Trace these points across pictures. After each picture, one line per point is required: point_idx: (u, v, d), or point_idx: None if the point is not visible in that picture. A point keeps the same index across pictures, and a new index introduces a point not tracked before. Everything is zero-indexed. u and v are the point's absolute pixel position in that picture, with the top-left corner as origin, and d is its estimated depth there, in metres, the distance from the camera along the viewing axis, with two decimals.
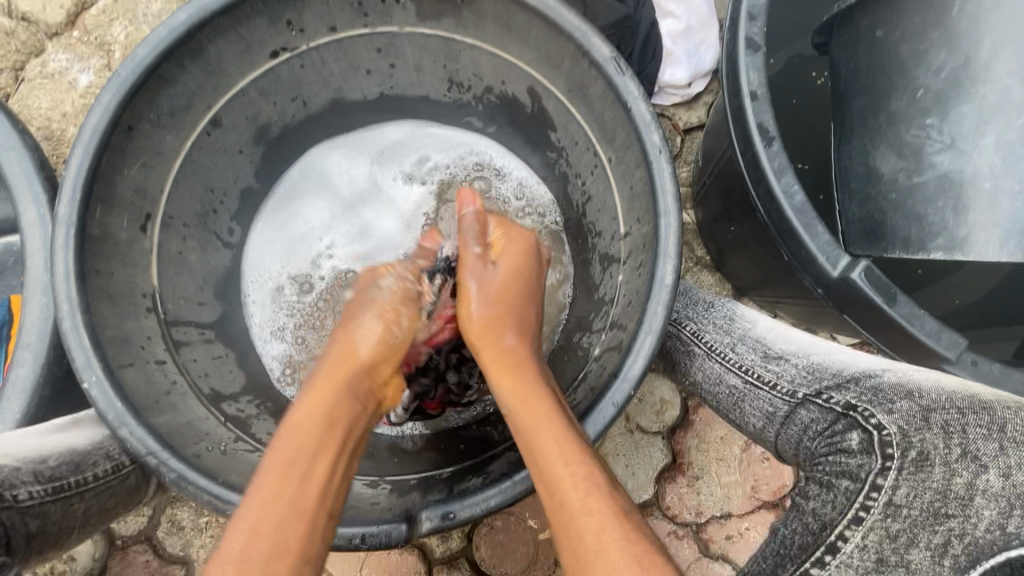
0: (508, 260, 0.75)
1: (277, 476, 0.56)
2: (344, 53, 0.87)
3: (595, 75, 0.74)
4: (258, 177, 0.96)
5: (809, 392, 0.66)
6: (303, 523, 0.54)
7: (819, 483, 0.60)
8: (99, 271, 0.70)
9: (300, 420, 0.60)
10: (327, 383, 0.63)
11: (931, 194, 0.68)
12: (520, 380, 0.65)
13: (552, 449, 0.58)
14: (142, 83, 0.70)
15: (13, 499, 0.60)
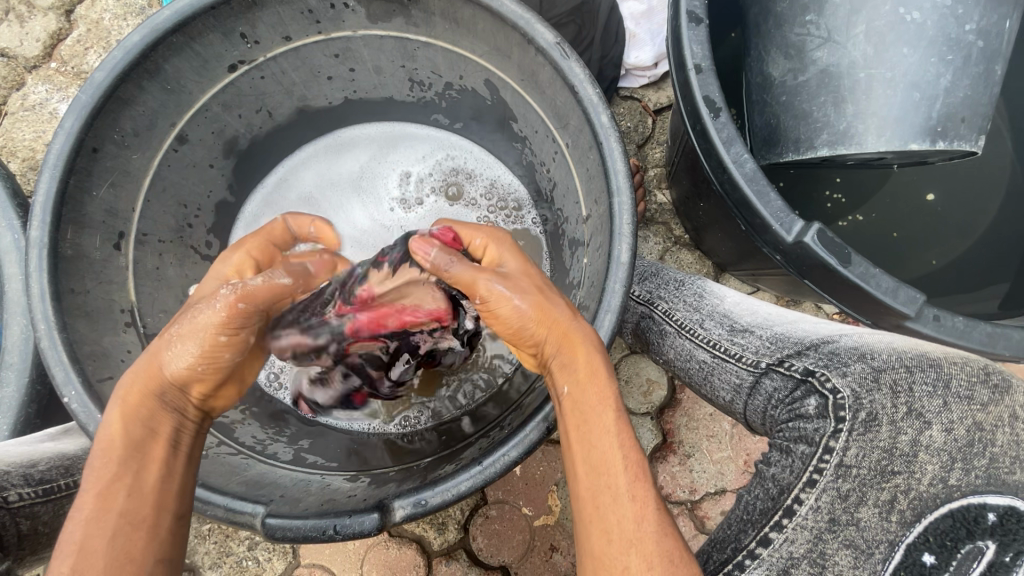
0: (514, 260, 0.64)
1: (99, 494, 0.51)
2: (302, 61, 0.89)
3: (542, 62, 0.75)
4: (231, 190, 0.98)
5: (772, 360, 0.61)
6: (139, 533, 0.51)
7: (779, 450, 0.55)
8: (74, 290, 0.72)
9: (112, 432, 0.54)
10: (140, 394, 0.56)
11: (815, 90, 0.79)
12: (587, 356, 0.57)
13: (609, 432, 0.55)
14: (102, 106, 0.73)
15: (3, 501, 0.62)
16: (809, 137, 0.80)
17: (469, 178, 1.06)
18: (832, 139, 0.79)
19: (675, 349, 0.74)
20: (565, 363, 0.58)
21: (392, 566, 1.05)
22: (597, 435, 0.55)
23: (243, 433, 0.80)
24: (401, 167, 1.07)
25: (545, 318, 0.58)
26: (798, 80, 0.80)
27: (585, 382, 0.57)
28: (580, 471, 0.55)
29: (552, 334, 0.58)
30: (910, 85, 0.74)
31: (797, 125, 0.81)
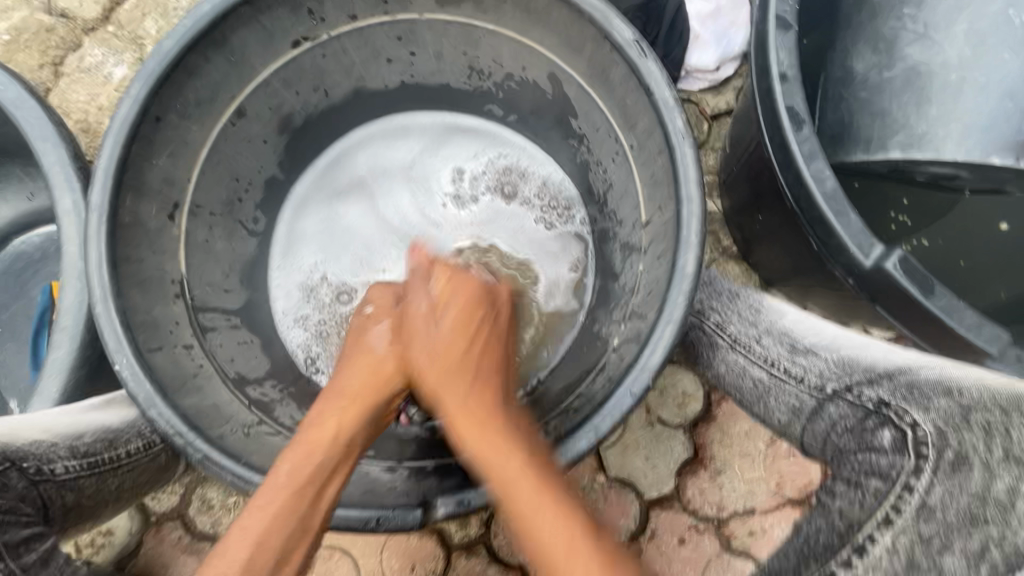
0: (449, 318, 0.67)
1: (292, 470, 0.57)
2: (365, 41, 0.87)
3: (617, 59, 0.72)
4: (282, 167, 0.97)
5: (839, 386, 0.59)
6: (297, 506, 0.55)
7: (845, 483, 0.55)
8: (129, 258, 0.72)
9: (321, 430, 0.60)
10: (350, 404, 0.62)
11: (900, 86, 0.80)
12: (487, 433, 0.59)
13: (530, 507, 0.54)
14: (168, 74, 0.72)
15: (50, 473, 0.62)
16: (884, 136, 0.80)
17: (522, 177, 1.04)
18: (907, 141, 0.79)
19: (726, 363, 0.71)
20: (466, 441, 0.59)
21: (412, 557, 1.05)
22: (521, 506, 0.55)
23: (282, 414, 0.80)
24: (455, 163, 1.05)
25: (444, 381, 0.63)
26: (883, 76, 0.81)
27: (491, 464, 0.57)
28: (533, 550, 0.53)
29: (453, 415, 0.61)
30: (1003, 93, 0.77)
31: (874, 122, 0.81)
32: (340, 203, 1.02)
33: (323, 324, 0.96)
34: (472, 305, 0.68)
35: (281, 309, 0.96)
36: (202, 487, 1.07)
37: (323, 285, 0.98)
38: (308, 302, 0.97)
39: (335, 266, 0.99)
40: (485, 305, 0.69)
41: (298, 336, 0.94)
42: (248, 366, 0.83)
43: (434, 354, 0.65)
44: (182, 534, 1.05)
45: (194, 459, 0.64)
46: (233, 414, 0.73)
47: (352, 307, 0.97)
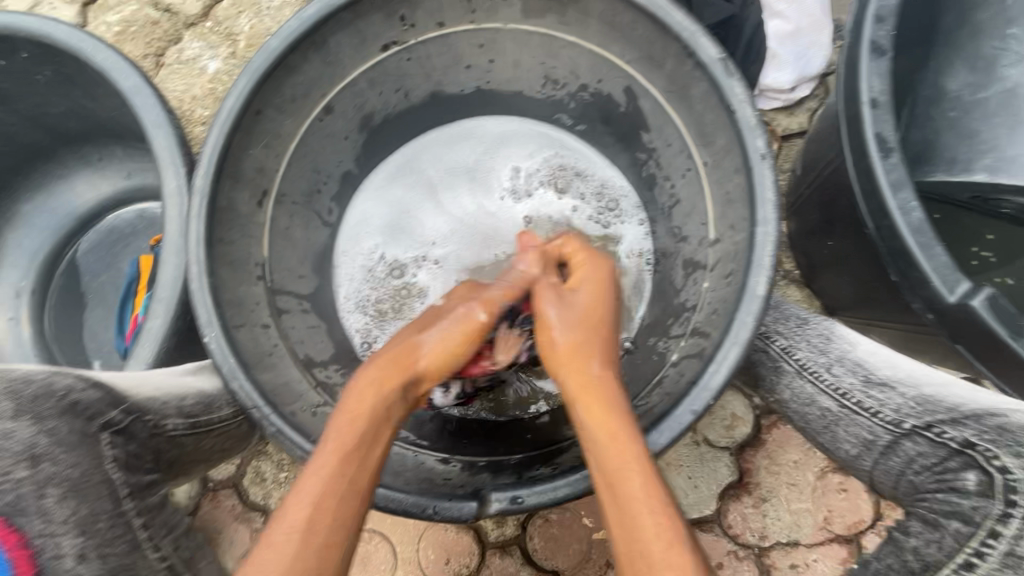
0: (587, 292, 0.70)
1: (333, 450, 0.58)
2: (449, 48, 0.91)
3: (699, 77, 0.73)
4: (358, 163, 1.02)
5: (918, 423, 0.58)
6: (340, 481, 0.57)
7: (921, 521, 0.54)
8: (222, 239, 0.77)
9: (360, 403, 0.62)
10: (378, 376, 0.64)
11: (994, 108, 0.86)
12: (611, 410, 0.60)
13: (640, 495, 0.55)
14: (270, 71, 0.77)
15: (162, 429, 0.69)
16: (970, 158, 0.88)
17: (579, 176, 1.05)
18: (993, 163, 0.87)
19: (792, 390, 0.71)
20: (581, 413, 0.61)
21: (447, 550, 1.07)
22: (620, 476, 0.56)
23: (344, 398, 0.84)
24: (513, 161, 1.07)
25: (577, 356, 0.65)
26: (977, 96, 0.86)
27: (608, 433, 0.58)
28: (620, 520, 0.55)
29: (575, 379, 0.63)
30: None
31: (962, 143, 0.88)
32: (401, 194, 1.06)
33: (380, 305, 1.01)
34: (603, 289, 0.71)
35: (344, 294, 1.01)
36: (256, 460, 1.12)
37: (382, 267, 1.03)
38: (367, 283, 1.02)
39: (394, 248, 1.04)
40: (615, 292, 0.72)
41: (358, 321, 1.00)
42: (316, 350, 0.87)
43: (571, 317, 0.68)
44: (235, 502, 1.11)
45: (268, 431, 0.68)
46: (303, 393, 0.77)
47: (405, 282, 1.02)
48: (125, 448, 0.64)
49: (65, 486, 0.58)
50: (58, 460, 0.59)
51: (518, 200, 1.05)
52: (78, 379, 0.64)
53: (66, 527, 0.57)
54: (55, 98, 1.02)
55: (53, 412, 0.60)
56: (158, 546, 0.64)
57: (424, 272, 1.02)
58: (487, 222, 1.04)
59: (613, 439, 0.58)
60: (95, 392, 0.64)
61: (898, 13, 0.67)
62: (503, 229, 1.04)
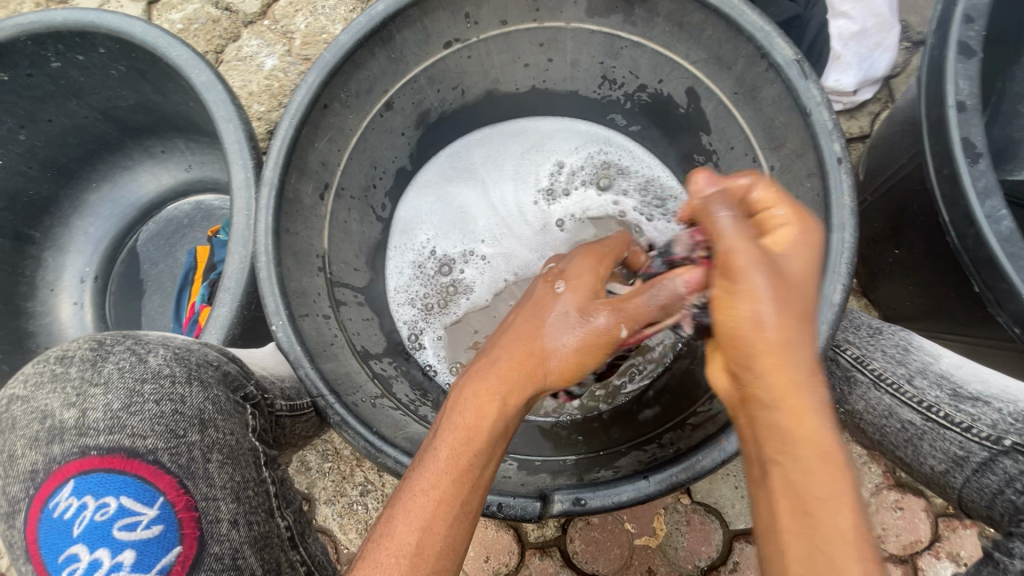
0: (797, 259, 0.50)
1: (450, 474, 0.55)
2: (509, 46, 0.91)
3: (772, 78, 0.71)
4: (412, 159, 1.03)
5: (1020, 442, 0.56)
6: (450, 508, 0.54)
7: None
8: (289, 230, 0.78)
9: (478, 418, 0.57)
10: (503, 383, 0.58)
11: None
12: (814, 431, 0.45)
13: (849, 550, 0.41)
14: (339, 66, 0.79)
15: (272, 407, 0.69)
16: None
17: (622, 172, 1.05)
18: None
19: (866, 401, 0.68)
20: (780, 421, 0.46)
21: (487, 547, 1.07)
22: (834, 537, 0.42)
23: (398, 390, 0.85)
24: (556, 158, 1.07)
25: (781, 344, 0.47)
26: None
27: (818, 461, 0.44)
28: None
29: (774, 377, 0.47)
30: None
31: None
32: (446, 187, 1.07)
33: (428, 300, 1.03)
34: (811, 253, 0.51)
35: (394, 288, 1.03)
36: (303, 450, 1.15)
37: (429, 264, 1.05)
38: (417, 278, 1.04)
39: (442, 246, 1.06)
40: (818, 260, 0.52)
41: (406, 314, 1.02)
42: (370, 343, 0.88)
43: (782, 295, 0.48)
44: None
45: (331, 420, 0.69)
46: (361, 384, 0.78)
47: (453, 279, 1.04)
48: (260, 421, 0.66)
49: (223, 452, 0.62)
50: (219, 427, 0.63)
51: (560, 198, 1.06)
52: (197, 343, 0.66)
53: (225, 491, 0.61)
54: (126, 91, 1.06)
55: (214, 379, 0.64)
56: (287, 515, 0.66)
57: (470, 269, 1.05)
58: (533, 219, 1.06)
59: (816, 484, 0.44)
60: (237, 364, 0.67)
61: (989, 13, 0.64)
62: (549, 227, 1.05)
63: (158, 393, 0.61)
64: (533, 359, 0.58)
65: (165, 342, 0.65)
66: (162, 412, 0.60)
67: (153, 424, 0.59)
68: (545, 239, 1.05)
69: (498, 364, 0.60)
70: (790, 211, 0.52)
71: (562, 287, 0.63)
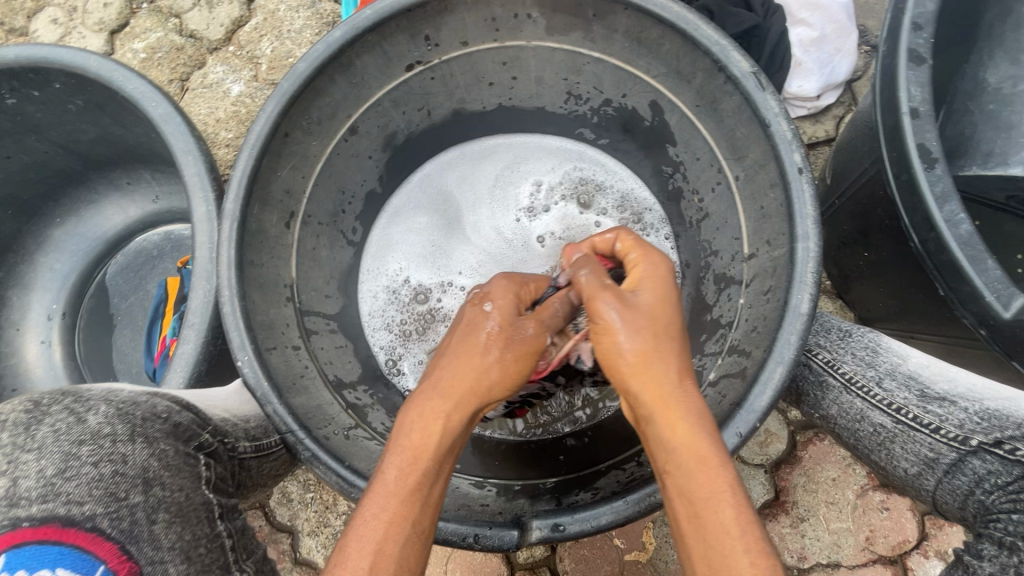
0: (650, 291, 0.61)
1: (396, 496, 0.54)
2: (472, 66, 0.91)
3: (730, 91, 0.71)
4: (382, 181, 1.02)
5: (986, 440, 0.54)
6: (400, 531, 0.53)
7: (994, 542, 0.48)
8: (253, 262, 0.77)
9: (422, 438, 0.58)
10: (442, 401, 0.60)
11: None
12: (696, 434, 0.52)
13: (732, 530, 0.48)
14: (298, 94, 0.78)
15: (233, 451, 0.67)
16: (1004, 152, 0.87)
17: (601, 189, 1.04)
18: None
19: (839, 406, 0.66)
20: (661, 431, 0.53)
21: (476, 571, 1.05)
22: (715, 529, 0.49)
23: (374, 419, 0.83)
24: (532, 177, 1.06)
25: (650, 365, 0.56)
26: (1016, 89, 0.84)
27: (695, 462, 0.51)
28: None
29: (650, 390, 0.55)
30: None
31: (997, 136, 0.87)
32: (421, 212, 1.06)
33: (405, 325, 1.01)
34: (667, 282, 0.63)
35: (368, 311, 1.01)
36: (283, 481, 1.12)
37: (406, 289, 1.03)
38: (392, 303, 1.02)
39: (418, 272, 1.04)
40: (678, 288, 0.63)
41: (383, 339, 1.00)
42: (344, 371, 0.87)
43: (638, 320, 0.58)
44: (262, 523, 1.11)
45: (302, 456, 0.68)
46: (334, 416, 0.76)
47: (430, 307, 1.02)
48: (216, 470, 0.63)
49: (172, 511, 0.57)
50: (166, 485, 0.58)
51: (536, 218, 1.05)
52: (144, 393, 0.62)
53: (174, 552, 0.55)
54: (86, 125, 1.04)
55: (161, 434, 0.59)
56: (247, 566, 0.63)
57: (448, 298, 1.02)
58: (507, 241, 1.04)
59: (695, 484, 0.50)
60: (190, 413, 0.64)
61: (937, 20, 0.65)
62: (525, 246, 1.04)
63: (97, 454, 0.55)
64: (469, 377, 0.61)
65: (107, 396, 0.60)
66: (101, 475, 0.54)
67: (90, 489, 0.53)
68: (521, 259, 1.03)
69: (436, 384, 0.61)
70: (640, 254, 0.67)
71: (490, 305, 0.68)
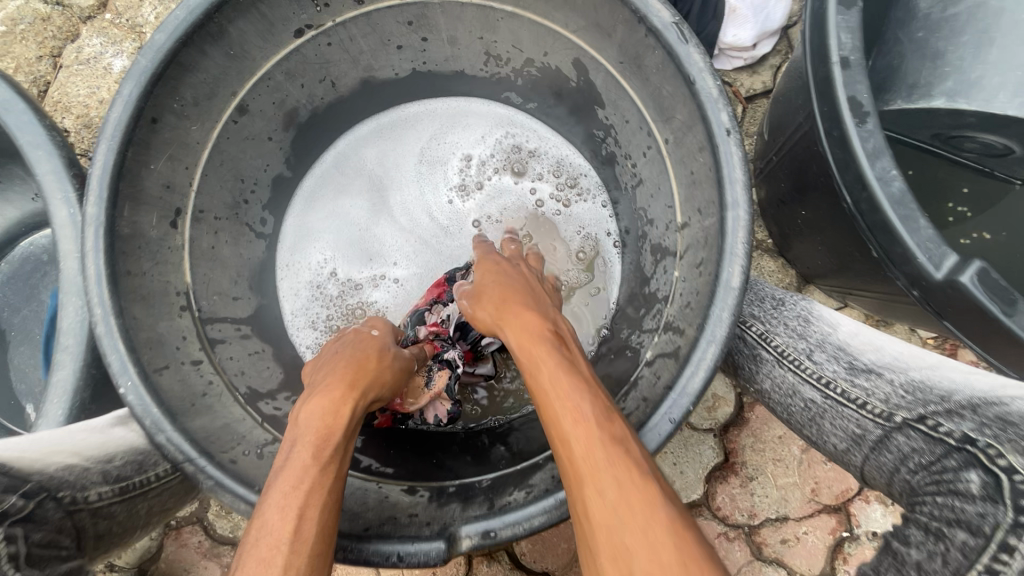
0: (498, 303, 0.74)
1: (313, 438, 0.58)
2: (374, 28, 0.81)
3: (652, 45, 0.65)
4: (289, 164, 0.92)
5: (910, 416, 0.51)
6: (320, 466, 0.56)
7: (921, 528, 0.44)
8: (131, 272, 0.67)
9: (335, 394, 0.64)
10: (347, 374, 0.68)
11: (962, 23, 0.74)
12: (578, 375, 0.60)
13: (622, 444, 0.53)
14: (162, 71, 0.66)
15: (83, 502, 0.56)
16: (929, 83, 0.76)
17: (534, 156, 0.97)
18: (954, 88, 0.75)
19: (772, 380, 0.65)
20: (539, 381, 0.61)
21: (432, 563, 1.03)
22: (614, 485, 0.49)
23: None
24: (461, 149, 0.98)
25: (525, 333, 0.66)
26: (944, 14, 0.74)
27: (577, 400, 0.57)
28: (624, 532, 0.47)
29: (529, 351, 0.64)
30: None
31: (923, 67, 0.76)
32: (341, 195, 0.97)
33: (332, 321, 0.94)
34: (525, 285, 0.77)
35: (291, 311, 0.93)
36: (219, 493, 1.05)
37: (330, 282, 0.95)
38: (316, 298, 0.94)
39: (343, 264, 0.96)
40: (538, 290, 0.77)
41: (309, 338, 0.93)
42: (260, 381, 0.79)
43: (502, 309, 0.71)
44: (201, 539, 1.04)
45: (205, 486, 0.60)
46: (246, 433, 0.69)
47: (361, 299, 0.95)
48: (30, 539, 0.50)
49: None
50: None
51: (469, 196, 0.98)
52: None
53: None
54: None
55: None
56: None
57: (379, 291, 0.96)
58: (445, 222, 0.97)
59: (587, 443, 0.52)
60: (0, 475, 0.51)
61: None
62: (462, 228, 0.97)
63: None
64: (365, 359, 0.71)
65: None
66: None
67: None
68: (455, 240, 0.97)
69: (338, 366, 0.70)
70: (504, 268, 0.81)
71: (376, 333, 0.81)
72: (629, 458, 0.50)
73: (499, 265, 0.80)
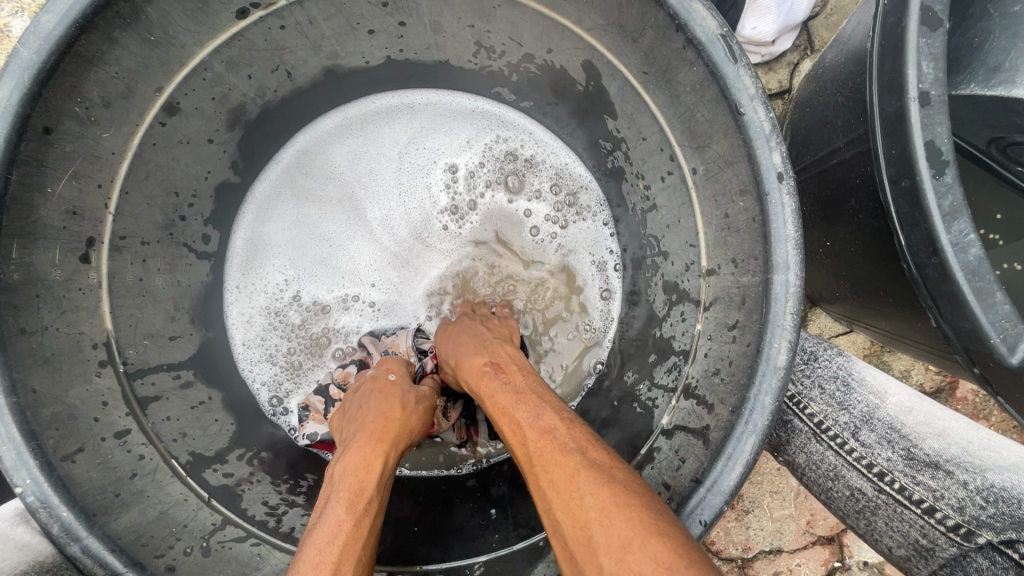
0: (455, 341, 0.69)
1: (348, 485, 0.51)
2: (339, 8, 0.64)
3: (688, 60, 0.53)
4: (238, 169, 0.76)
5: (995, 537, 0.44)
6: (351, 513, 0.49)
7: None
8: (27, 329, 0.52)
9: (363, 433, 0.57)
10: (362, 414, 0.60)
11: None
12: (534, 394, 0.56)
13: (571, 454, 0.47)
14: (55, 67, 0.49)
15: None
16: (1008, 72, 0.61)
17: (531, 168, 0.84)
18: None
19: (807, 455, 0.58)
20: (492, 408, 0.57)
21: None
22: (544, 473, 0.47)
23: (251, 503, 0.66)
24: (447, 157, 0.83)
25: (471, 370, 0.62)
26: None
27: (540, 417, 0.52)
28: (558, 510, 0.46)
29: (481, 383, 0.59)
30: None
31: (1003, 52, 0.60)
32: (302, 200, 0.81)
33: (293, 353, 0.79)
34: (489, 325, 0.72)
35: (242, 342, 0.78)
36: None
37: (288, 308, 0.80)
38: (274, 327, 0.79)
39: (302, 289, 0.81)
40: (490, 326, 0.72)
41: (265, 373, 0.78)
42: (204, 442, 0.67)
43: (459, 345, 0.67)
44: None
45: None
46: (186, 520, 0.59)
47: (327, 326, 0.81)
48: None
49: None
50: None
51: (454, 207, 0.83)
52: None
53: None
54: None
55: None
56: None
57: (349, 318, 0.82)
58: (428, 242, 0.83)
59: (520, 444, 0.51)
60: None
61: None
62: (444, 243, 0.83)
63: None
64: (389, 392, 0.63)
65: None
66: None
67: None
68: (437, 255, 0.83)
69: (362, 406, 0.62)
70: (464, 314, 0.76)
71: (394, 376, 0.67)
72: (553, 442, 0.49)
73: (449, 331, 0.73)
